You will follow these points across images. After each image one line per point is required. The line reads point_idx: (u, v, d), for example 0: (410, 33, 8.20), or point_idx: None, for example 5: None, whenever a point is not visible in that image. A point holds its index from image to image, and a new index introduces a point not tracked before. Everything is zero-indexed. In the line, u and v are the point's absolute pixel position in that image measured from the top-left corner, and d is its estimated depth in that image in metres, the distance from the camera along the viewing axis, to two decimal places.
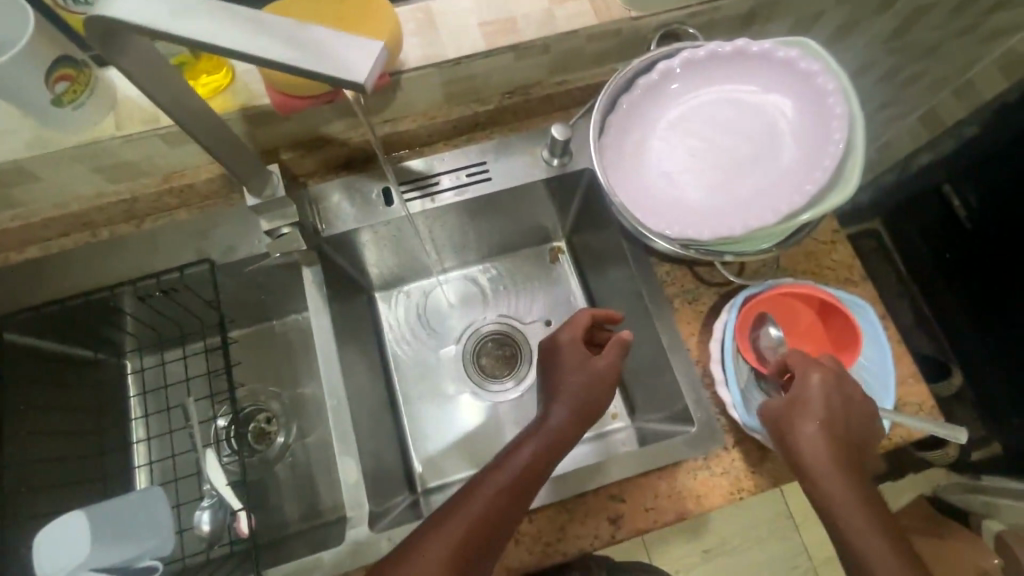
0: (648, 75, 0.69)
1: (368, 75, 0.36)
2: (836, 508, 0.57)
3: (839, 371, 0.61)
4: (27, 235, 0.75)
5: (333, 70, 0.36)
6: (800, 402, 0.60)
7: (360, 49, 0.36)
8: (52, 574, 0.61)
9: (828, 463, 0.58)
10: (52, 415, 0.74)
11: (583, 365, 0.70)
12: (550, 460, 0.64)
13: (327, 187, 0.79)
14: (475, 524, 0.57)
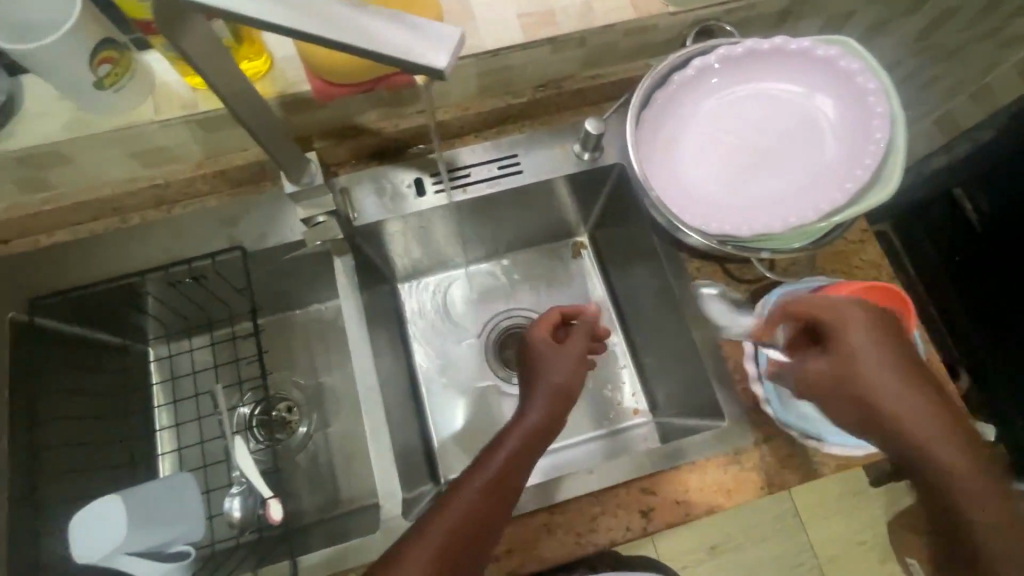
0: (688, 69, 0.68)
1: (445, 59, 0.35)
2: (930, 456, 0.55)
3: (880, 327, 0.60)
4: (57, 218, 0.74)
5: (411, 58, 0.35)
6: (849, 371, 0.59)
7: (436, 37, 0.36)
8: (89, 558, 0.60)
9: (903, 414, 0.56)
10: (82, 400, 0.74)
11: (557, 353, 0.71)
12: (527, 450, 0.63)
13: (358, 176, 0.79)
14: (472, 513, 0.57)
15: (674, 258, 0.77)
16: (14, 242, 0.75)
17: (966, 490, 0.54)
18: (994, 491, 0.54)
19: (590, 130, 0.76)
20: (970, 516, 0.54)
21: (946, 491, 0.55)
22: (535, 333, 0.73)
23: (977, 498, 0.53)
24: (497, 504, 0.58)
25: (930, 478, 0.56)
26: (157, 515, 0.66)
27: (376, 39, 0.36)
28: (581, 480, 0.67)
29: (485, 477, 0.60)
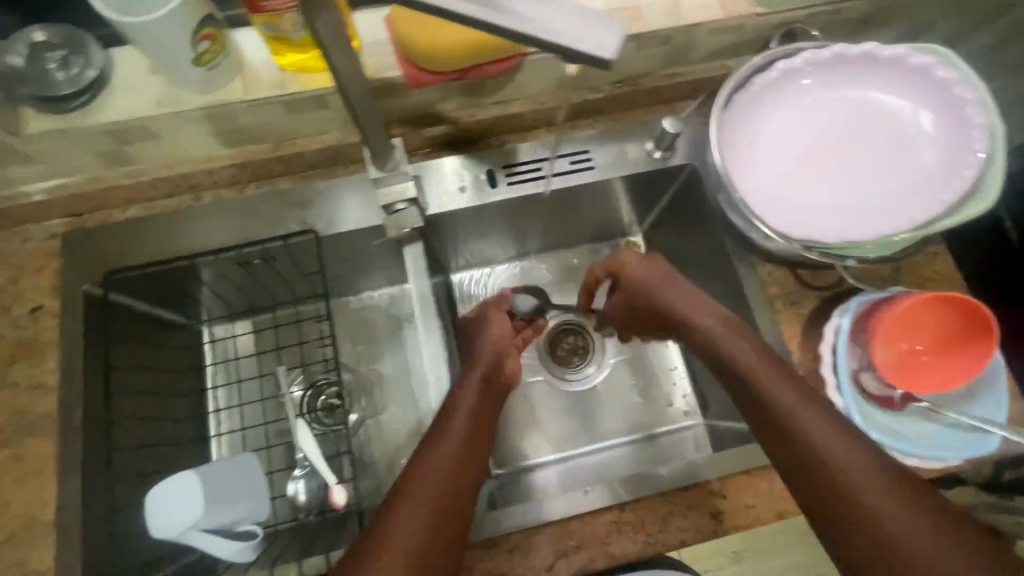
0: (781, 68, 0.68)
1: (611, 49, 0.35)
2: (793, 422, 0.56)
3: (658, 262, 0.75)
4: (134, 193, 0.75)
5: (581, 47, 0.34)
6: (642, 284, 0.74)
7: (606, 27, 0.35)
8: (164, 528, 0.61)
9: (766, 374, 0.60)
10: (150, 375, 0.75)
11: (493, 323, 0.77)
12: (491, 413, 0.69)
13: (429, 165, 0.78)
14: (447, 463, 0.60)
15: (746, 261, 0.76)
16: (89, 215, 0.76)
17: (824, 449, 0.53)
18: (846, 445, 0.53)
19: (666, 129, 0.75)
20: (841, 477, 0.52)
21: (808, 454, 0.54)
22: (477, 314, 0.80)
23: (845, 458, 0.52)
24: (471, 454, 0.62)
25: (794, 445, 0.55)
26: (227, 494, 0.65)
27: (544, 26, 0.35)
28: (652, 480, 0.67)
29: (455, 434, 0.63)
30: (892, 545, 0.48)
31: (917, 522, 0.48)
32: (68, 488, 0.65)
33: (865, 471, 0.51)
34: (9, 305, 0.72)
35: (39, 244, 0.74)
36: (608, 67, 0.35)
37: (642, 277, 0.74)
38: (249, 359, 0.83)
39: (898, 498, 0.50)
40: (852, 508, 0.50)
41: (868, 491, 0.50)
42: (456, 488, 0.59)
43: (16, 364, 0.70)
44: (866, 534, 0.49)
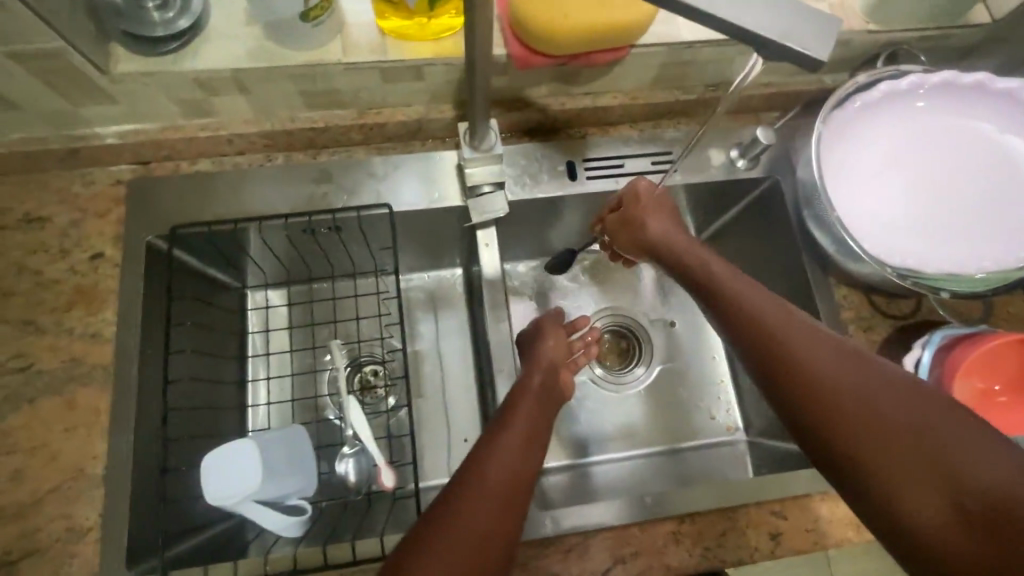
0: (899, 86, 0.67)
1: (821, 51, 0.34)
2: (773, 332, 0.53)
3: (660, 196, 0.70)
4: (207, 146, 0.72)
5: (792, 45, 0.33)
6: (643, 222, 0.69)
7: (818, 27, 0.34)
8: (220, 500, 0.59)
9: (752, 296, 0.57)
10: (201, 335, 0.72)
11: (553, 333, 0.72)
12: (544, 414, 0.62)
13: (508, 150, 0.75)
14: (506, 474, 0.53)
15: (825, 282, 0.74)
16: (156, 163, 0.73)
17: (805, 356, 0.50)
18: (822, 342, 0.51)
19: (758, 139, 0.73)
20: (817, 374, 0.49)
21: (789, 359, 0.51)
22: (542, 320, 0.74)
23: (822, 356, 0.50)
24: (527, 458, 0.55)
25: (775, 354, 0.52)
26: (279, 466, 0.64)
27: (757, 19, 0.33)
28: (709, 495, 0.66)
29: (509, 438, 0.56)
30: (872, 427, 0.45)
31: (892, 399, 0.46)
32: (119, 443, 0.63)
33: (842, 365, 0.49)
34: (69, 249, 0.69)
35: (103, 189, 0.71)
36: (813, 69, 0.34)
37: (642, 214, 0.69)
38: (298, 330, 0.81)
39: (874, 383, 0.47)
40: (831, 402, 0.47)
41: (842, 380, 0.48)
42: (516, 499, 0.52)
43: (72, 310, 0.67)
44: (847, 424, 0.46)
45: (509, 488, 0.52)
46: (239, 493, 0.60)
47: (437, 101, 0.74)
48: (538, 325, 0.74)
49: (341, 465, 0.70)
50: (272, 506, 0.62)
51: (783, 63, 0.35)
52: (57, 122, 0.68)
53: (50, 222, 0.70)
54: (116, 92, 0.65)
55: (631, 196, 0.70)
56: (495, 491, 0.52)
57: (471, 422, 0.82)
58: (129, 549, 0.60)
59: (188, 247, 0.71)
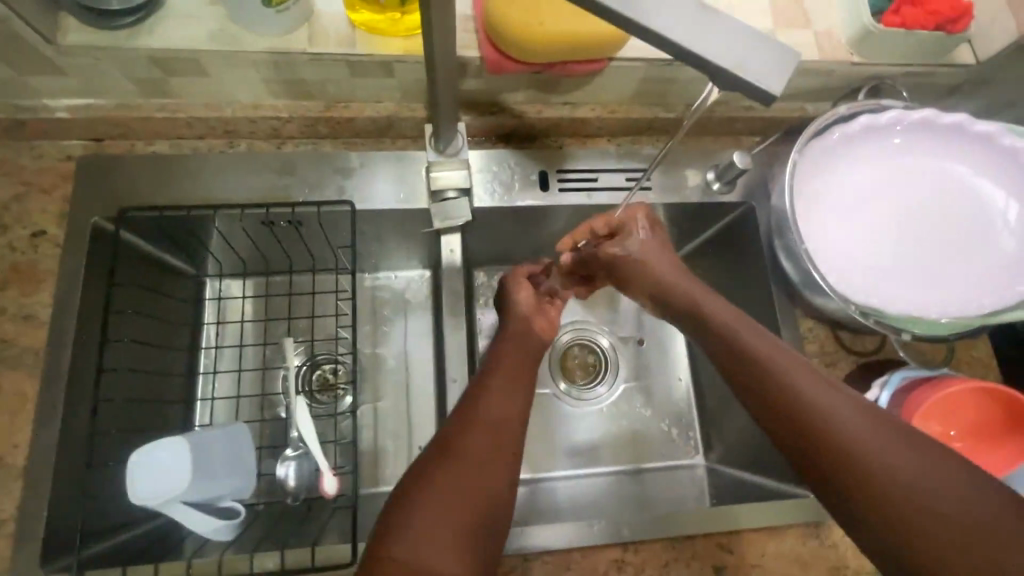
0: (879, 120, 0.66)
1: (773, 85, 0.32)
2: (784, 381, 0.50)
3: (658, 234, 0.67)
4: (165, 128, 0.69)
5: (743, 76, 0.32)
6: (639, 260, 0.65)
7: (775, 59, 0.32)
8: (148, 496, 0.55)
9: (759, 342, 0.54)
10: (148, 323, 0.69)
11: (524, 284, 0.71)
12: (517, 397, 0.58)
13: (480, 154, 0.73)
14: (474, 461, 0.51)
15: (791, 314, 0.73)
16: (110, 141, 0.70)
17: (820, 408, 0.47)
18: (823, 388, 0.49)
19: (734, 163, 0.71)
20: (833, 429, 0.46)
21: (802, 411, 0.48)
22: (509, 274, 0.73)
23: (836, 409, 0.47)
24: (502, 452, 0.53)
25: (786, 405, 0.49)
26: (217, 466, 0.60)
27: (708, 46, 0.32)
28: (658, 523, 0.65)
29: (481, 431, 0.54)
30: (892, 487, 0.43)
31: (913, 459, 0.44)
32: (43, 433, 0.60)
33: (859, 420, 0.46)
34: (9, 224, 0.66)
35: (52, 164, 0.68)
36: (765, 102, 0.32)
37: (639, 250, 0.65)
38: (251, 324, 0.78)
39: (895, 443, 0.45)
40: (848, 458, 0.44)
41: (860, 436, 0.45)
42: (489, 492, 0.50)
43: (7, 289, 0.64)
44: (866, 483, 0.43)
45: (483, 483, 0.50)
46: (170, 490, 0.56)
47: (408, 99, 0.71)
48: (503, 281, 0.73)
49: (281, 469, 0.68)
50: (200, 508, 0.58)
51: (737, 93, 0.33)
52: (5, 91, 0.65)
53: None
54: (66, 65, 0.62)
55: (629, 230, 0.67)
56: (465, 478, 0.50)
57: (426, 431, 0.80)
58: (46, 546, 0.57)
59: (138, 231, 0.68)
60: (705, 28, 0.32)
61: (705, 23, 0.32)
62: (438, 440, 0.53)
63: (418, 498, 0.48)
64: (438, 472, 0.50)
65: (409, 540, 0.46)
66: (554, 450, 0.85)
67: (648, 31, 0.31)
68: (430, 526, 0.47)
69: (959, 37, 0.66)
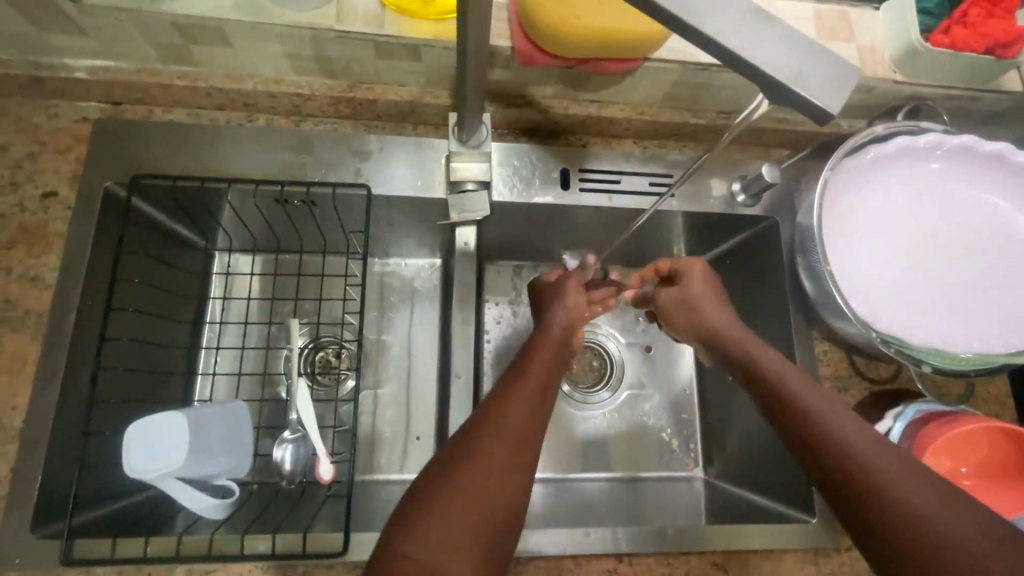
0: (917, 142, 0.64)
1: (829, 101, 0.30)
2: (823, 421, 0.50)
3: (718, 283, 0.68)
4: (183, 96, 0.68)
5: (800, 91, 0.30)
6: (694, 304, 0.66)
7: (834, 74, 0.30)
8: (141, 473, 0.54)
9: (798, 382, 0.54)
10: (153, 293, 0.68)
11: (575, 291, 0.69)
12: (538, 408, 0.56)
13: (503, 147, 0.71)
14: (490, 469, 0.50)
15: (807, 335, 0.71)
16: (128, 106, 0.69)
17: (858, 450, 0.47)
18: (861, 440, 0.48)
19: (762, 176, 0.69)
20: (874, 470, 0.46)
21: (851, 471, 0.46)
22: (565, 279, 0.72)
23: (876, 452, 0.47)
24: (512, 464, 0.51)
25: (824, 442, 0.49)
26: (212, 444, 0.60)
27: (767, 56, 0.30)
28: (654, 537, 0.64)
29: (498, 438, 0.52)
30: (930, 533, 0.42)
31: (954, 512, 0.43)
32: (41, 397, 0.59)
33: (900, 470, 0.45)
34: (20, 182, 0.65)
35: (67, 125, 0.68)
36: (822, 122, 0.31)
37: (697, 294, 0.66)
38: (257, 302, 0.77)
39: (936, 494, 0.44)
40: (890, 508, 0.44)
41: (900, 482, 0.45)
42: (496, 506, 0.48)
43: (15, 248, 0.64)
44: (905, 528, 0.43)
45: (490, 494, 0.49)
46: (163, 467, 0.55)
47: (433, 85, 0.70)
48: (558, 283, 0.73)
49: (277, 451, 0.66)
50: (195, 486, 0.58)
51: (790, 108, 0.32)
52: (24, 46, 0.64)
53: (5, 151, 0.66)
54: (89, 25, 0.61)
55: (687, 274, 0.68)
56: (478, 485, 0.49)
57: (425, 422, 0.79)
58: (36, 512, 0.57)
59: (150, 200, 0.67)
60: (765, 35, 0.30)
61: (767, 31, 0.30)
62: (457, 440, 0.53)
63: (430, 502, 0.47)
64: (451, 476, 0.49)
65: (416, 540, 0.45)
66: (551, 451, 0.84)
67: (704, 36, 0.30)
68: (441, 533, 0.46)
69: (1010, 63, 0.63)
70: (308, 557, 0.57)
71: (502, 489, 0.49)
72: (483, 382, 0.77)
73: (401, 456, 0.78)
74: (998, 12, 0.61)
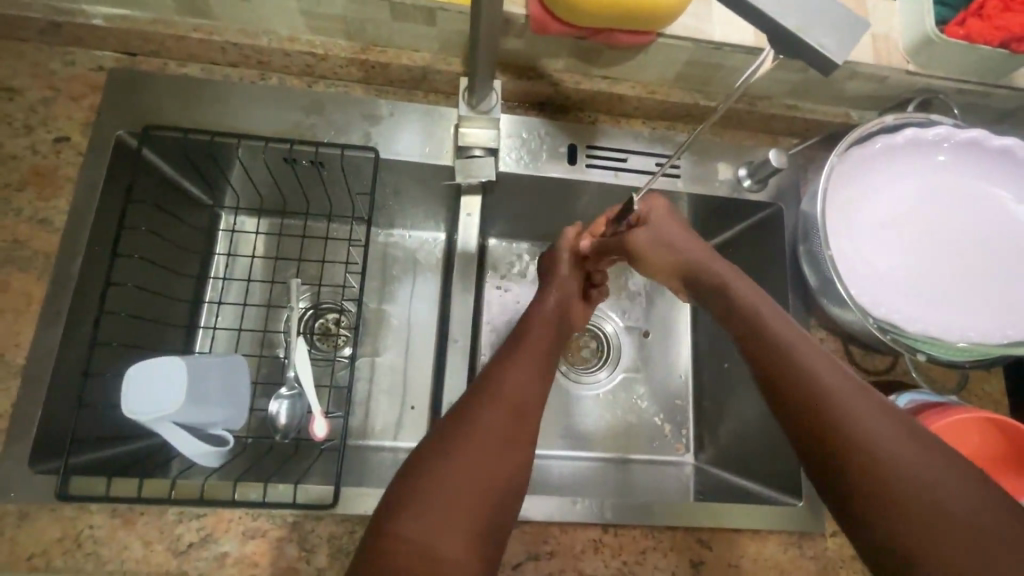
0: (924, 133, 0.64)
1: (834, 52, 0.31)
2: (815, 387, 0.48)
3: (680, 217, 0.67)
4: (198, 51, 0.69)
5: (806, 41, 0.31)
6: (665, 237, 0.64)
7: (841, 27, 0.31)
8: (140, 414, 0.55)
9: (787, 334, 0.52)
10: (158, 243, 0.69)
11: (567, 262, 0.70)
12: (538, 381, 0.58)
13: (513, 119, 0.72)
14: (491, 433, 0.51)
15: (805, 323, 0.71)
16: (143, 58, 0.70)
17: (837, 400, 0.46)
18: (847, 390, 0.47)
19: (769, 161, 0.69)
20: (873, 435, 0.44)
21: (837, 423, 0.45)
22: (555, 244, 0.72)
23: (867, 416, 0.45)
24: (520, 429, 0.53)
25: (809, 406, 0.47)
26: (209, 393, 0.60)
27: (776, 6, 0.31)
28: (641, 510, 0.65)
29: (495, 402, 0.53)
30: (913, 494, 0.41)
31: (959, 489, 0.41)
32: (45, 336, 0.60)
33: (894, 435, 0.44)
34: (33, 126, 0.66)
35: (82, 73, 0.68)
36: (826, 73, 0.31)
37: (669, 233, 0.65)
38: (261, 261, 0.78)
39: (902, 436, 0.44)
40: (865, 456, 0.43)
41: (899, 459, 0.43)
42: (504, 467, 0.50)
43: (25, 190, 0.64)
44: (895, 496, 0.41)
45: (497, 455, 0.50)
46: (159, 411, 0.55)
47: (445, 52, 0.70)
48: (551, 255, 0.71)
49: (273, 404, 0.67)
50: (192, 432, 0.59)
51: (796, 60, 0.32)
52: None
53: (19, 95, 0.67)
54: None
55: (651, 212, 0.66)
56: (470, 456, 0.49)
57: (420, 391, 0.80)
58: (34, 447, 0.58)
59: (159, 151, 0.68)
60: None
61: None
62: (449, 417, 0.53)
63: (432, 473, 0.48)
64: (444, 454, 0.49)
65: (419, 508, 0.46)
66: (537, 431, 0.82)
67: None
68: (443, 493, 0.47)
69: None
70: (298, 507, 0.58)
71: (513, 459, 0.51)
72: (480, 354, 0.78)
73: (393, 422, 0.78)
74: (1016, 5, 0.60)
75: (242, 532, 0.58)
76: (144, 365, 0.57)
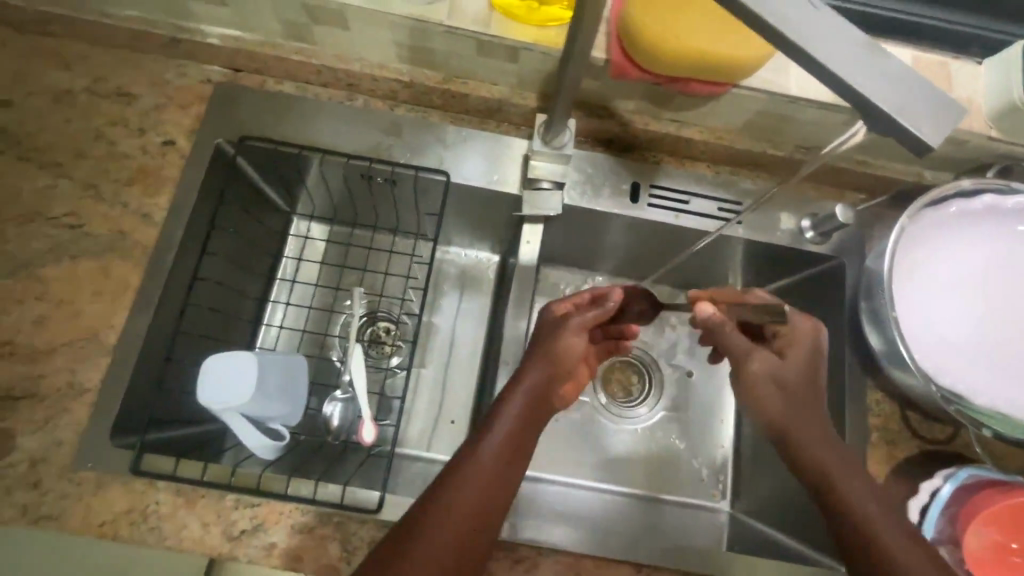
0: (1003, 201, 0.63)
1: (927, 132, 0.32)
2: (866, 519, 0.51)
3: (818, 345, 0.63)
4: (296, 71, 0.75)
5: (901, 122, 0.31)
6: (780, 361, 0.61)
7: (935, 108, 0.31)
8: (211, 402, 0.60)
9: (838, 461, 0.55)
10: (240, 244, 0.75)
11: (573, 328, 0.64)
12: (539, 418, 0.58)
13: (580, 155, 0.74)
14: (492, 482, 0.52)
15: (860, 382, 0.70)
16: (245, 74, 0.76)
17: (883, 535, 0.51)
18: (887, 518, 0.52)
19: (835, 215, 0.69)
20: (875, 520, 0.52)
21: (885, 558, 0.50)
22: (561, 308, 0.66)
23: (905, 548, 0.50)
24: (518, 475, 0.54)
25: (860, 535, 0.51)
26: (271, 389, 0.64)
27: (871, 89, 0.31)
28: (676, 553, 0.66)
29: (493, 448, 0.54)
30: None
31: None
32: (137, 319, 0.66)
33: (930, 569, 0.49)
34: (146, 129, 0.73)
35: (191, 84, 0.75)
36: (920, 152, 0.32)
37: (790, 354, 0.62)
38: (327, 268, 0.83)
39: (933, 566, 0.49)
40: None
41: (896, 543, 0.50)
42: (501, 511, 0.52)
43: (132, 186, 0.71)
44: None
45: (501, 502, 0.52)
46: (228, 401, 0.60)
47: (522, 87, 0.74)
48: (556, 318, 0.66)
49: (328, 407, 0.71)
50: (253, 423, 0.63)
51: (887, 137, 0.33)
52: (170, 10, 0.72)
53: (136, 100, 0.74)
54: None
55: (792, 335, 0.62)
56: (472, 511, 0.50)
57: (461, 407, 0.82)
58: (114, 422, 0.63)
59: (251, 160, 0.74)
60: (868, 68, 0.31)
61: (877, 60, 0.32)
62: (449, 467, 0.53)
63: (431, 528, 0.49)
64: (445, 507, 0.50)
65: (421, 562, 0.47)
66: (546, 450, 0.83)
67: (817, 60, 0.31)
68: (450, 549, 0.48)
69: None
70: (345, 508, 0.61)
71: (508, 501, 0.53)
72: None
73: (432, 435, 0.80)
74: None
75: (291, 525, 0.61)
76: (222, 356, 0.61)
